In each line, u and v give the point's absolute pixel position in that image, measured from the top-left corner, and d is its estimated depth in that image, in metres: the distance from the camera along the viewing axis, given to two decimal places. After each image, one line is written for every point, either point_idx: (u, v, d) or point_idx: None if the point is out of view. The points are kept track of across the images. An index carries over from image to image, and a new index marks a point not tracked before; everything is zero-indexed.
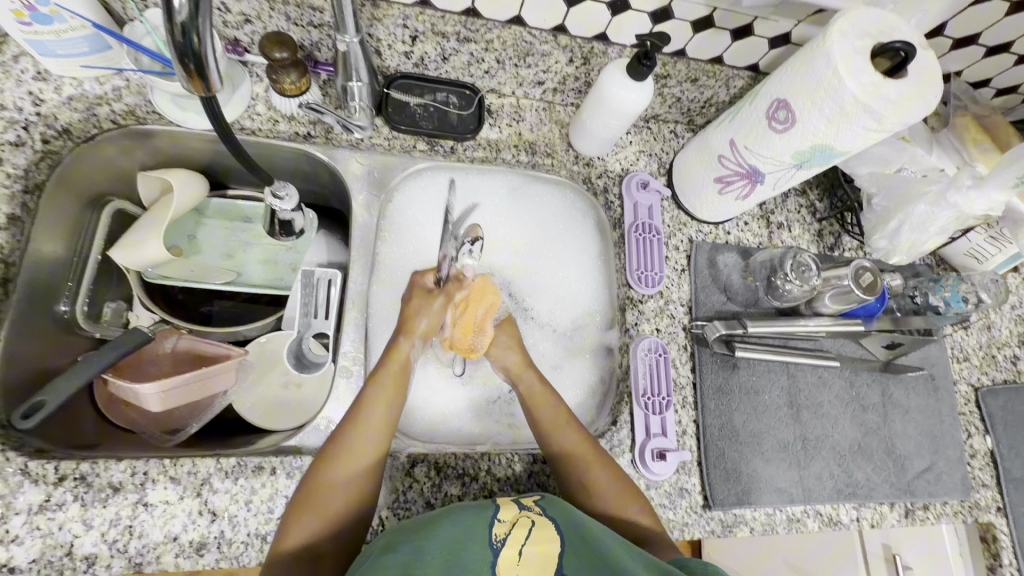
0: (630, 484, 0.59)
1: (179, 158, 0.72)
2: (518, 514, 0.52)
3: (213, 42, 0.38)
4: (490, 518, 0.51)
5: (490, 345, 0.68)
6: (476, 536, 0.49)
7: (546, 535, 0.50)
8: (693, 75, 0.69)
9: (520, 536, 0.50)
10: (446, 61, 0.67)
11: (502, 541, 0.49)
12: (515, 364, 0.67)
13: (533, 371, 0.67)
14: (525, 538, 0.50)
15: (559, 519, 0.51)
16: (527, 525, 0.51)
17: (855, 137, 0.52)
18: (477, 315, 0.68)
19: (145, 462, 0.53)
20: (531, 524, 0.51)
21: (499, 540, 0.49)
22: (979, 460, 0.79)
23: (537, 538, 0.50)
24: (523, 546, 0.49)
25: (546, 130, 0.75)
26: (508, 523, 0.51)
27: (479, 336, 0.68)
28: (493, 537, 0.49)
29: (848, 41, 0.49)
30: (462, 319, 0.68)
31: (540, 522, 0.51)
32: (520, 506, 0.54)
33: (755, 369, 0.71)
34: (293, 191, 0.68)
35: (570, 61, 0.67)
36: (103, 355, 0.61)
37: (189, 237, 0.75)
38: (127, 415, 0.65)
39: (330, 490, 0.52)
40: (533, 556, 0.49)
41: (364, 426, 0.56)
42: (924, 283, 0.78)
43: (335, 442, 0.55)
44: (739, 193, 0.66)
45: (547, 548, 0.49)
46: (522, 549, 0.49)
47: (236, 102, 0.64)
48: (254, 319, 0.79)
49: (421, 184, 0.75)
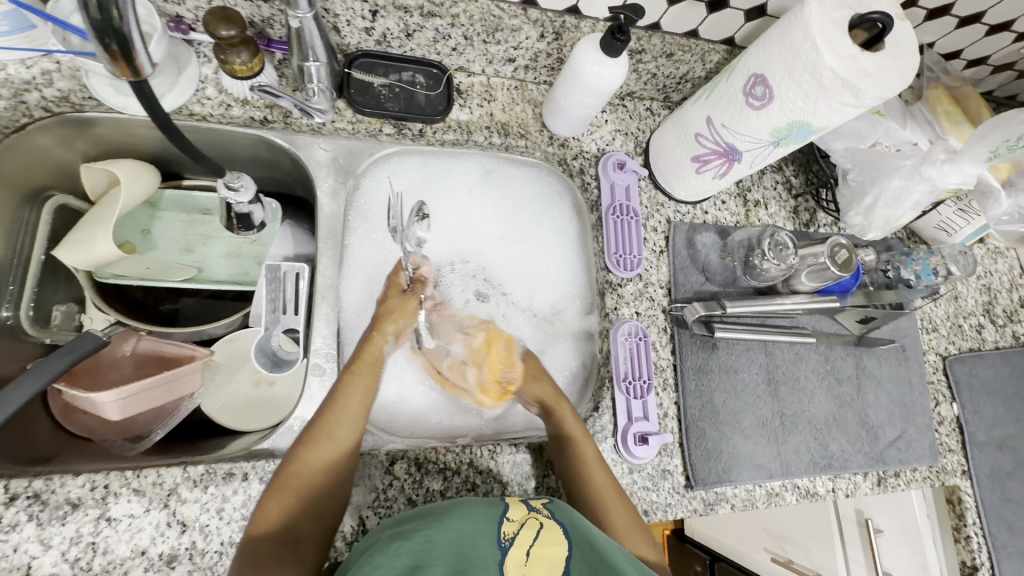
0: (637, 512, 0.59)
1: (125, 148, 0.67)
2: (527, 514, 0.51)
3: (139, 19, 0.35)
4: (500, 517, 0.50)
5: (522, 376, 0.67)
6: (486, 533, 0.48)
7: (553, 537, 0.50)
8: (668, 49, 0.67)
9: (527, 538, 0.49)
10: (410, 37, 0.64)
11: (511, 540, 0.48)
12: (546, 395, 0.65)
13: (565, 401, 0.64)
14: (533, 539, 0.49)
15: (568, 526, 0.51)
16: (535, 527, 0.50)
17: (832, 113, 0.50)
18: (501, 352, 0.70)
19: (104, 476, 0.50)
20: (539, 526, 0.50)
21: (508, 539, 0.48)
22: (946, 426, 0.81)
23: (546, 540, 0.49)
24: (531, 548, 0.48)
25: (518, 110, 0.72)
26: (517, 523, 0.50)
27: (509, 370, 0.68)
28: (503, 535, 0.48)
29: (824, 12, 0.47)
30: (490, 361, 0.70)
31: (547, 525, 0.51)
32: (529, 506, 0.53)
33: (733, 348, 0.71)
34: (249, 182, 0.64)
35: (541, 36, 0.64)
36: (54, 366, 0.55)
37: (142, 230, 0.70)
38: (85, 424, 0.61)
39: (315, 477, 0.51)
40: (540, 557, 0.48)
41: (352, 418, 0.55)
42: (896, 257, 0.79)
43: (321, 430, 0.53)
44: (716, 172, 0.64)
45: (554, 552, 0.48)
46: (529, 550, 0.48)
47: (183, 85, 0.60)
48: (219, 315, 0.76)
49: (390, 169, 0.71)
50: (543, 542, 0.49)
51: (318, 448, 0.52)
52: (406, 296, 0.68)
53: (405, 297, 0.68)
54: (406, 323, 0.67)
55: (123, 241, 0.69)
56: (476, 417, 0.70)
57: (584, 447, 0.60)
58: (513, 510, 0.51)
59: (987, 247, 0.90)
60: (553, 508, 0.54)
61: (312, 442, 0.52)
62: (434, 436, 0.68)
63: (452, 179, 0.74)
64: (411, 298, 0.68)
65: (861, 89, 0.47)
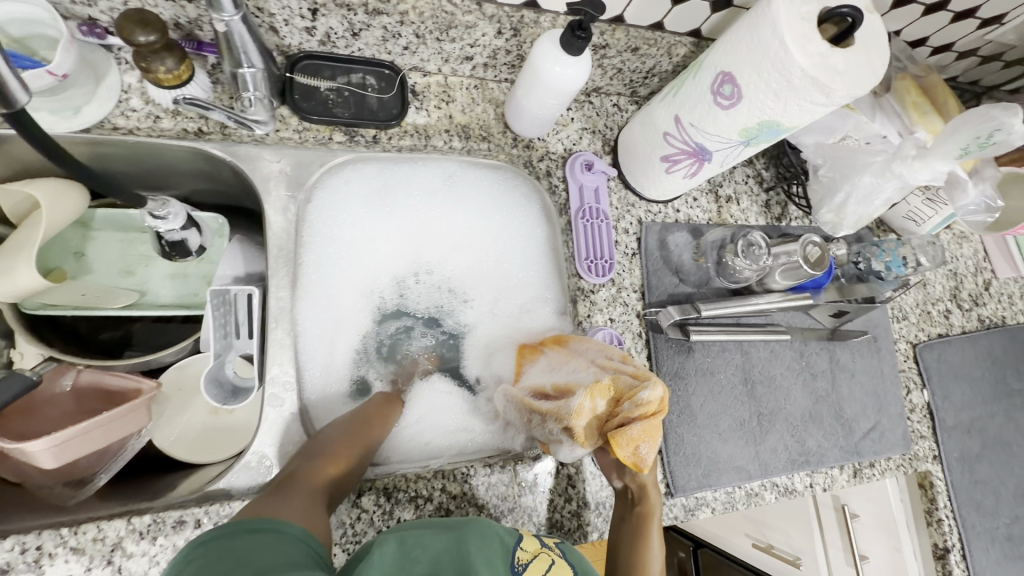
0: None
1: (46, 167, 0.61)
2: (539, 548, 0.50)
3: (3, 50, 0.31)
4: (514, 544, 0.48)
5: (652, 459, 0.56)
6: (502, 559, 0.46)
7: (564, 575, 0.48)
8: (633, 43, 0.64)
9: (541, 569, 0.47)
10: (356, 36, 0.59)
11: (524, 565, 0.47)
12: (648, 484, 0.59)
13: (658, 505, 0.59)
14: (546, 570, 0.47)
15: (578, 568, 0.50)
16: (547, 561, 0.48)
17: (803, 112, 0.48)
18: (655, 424, 0.54)
19: (36, 536, 0.46)
20: (550, 562, 0.49)
21: (522, 565, 0.46)
22: (918, 413, 0.82)
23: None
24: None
25: (479, 111, 0.68)
26: (530, 553, 0.48)
27: (647, 447, 0.55)
28: (516, 559, 0.47)
29: (793, 8, 0.45)
30: (641, 431, 0.54)
31: (559, 563, 0.49)
32: (543, 543, 0.51)
33: (709, 350, 0.70)
34: (177, 208, 0.60)
35: (499, 33, 0.60)
36: None
37: (74, 253, 0.64)
38: (17, 468, 0.54)
39: (351, 469, 0.52)
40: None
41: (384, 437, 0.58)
42: (866, 248, 0.79)
43: (368, 434, 0.56)
44: (686, 172, 0.62)
45: None
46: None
47: (103, 96, 0.54)
48: (169, 341, 0.71)
49: (344, 179, 0.67)
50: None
51: (361, 441, 0.55)
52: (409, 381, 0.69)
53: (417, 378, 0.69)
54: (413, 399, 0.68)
55: (53, 268, 0.63)
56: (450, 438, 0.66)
57: (649, 552, 0.56)
58: (528, 542, 0.50)
59: (952, 232, 0.91)
60: (564, 549, 0.52)
61: (358, 433, 0.55)
62: (411, 461, 0.64)
63: (413, 188, 0.70)
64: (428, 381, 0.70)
65: (832, 88, 0.45)
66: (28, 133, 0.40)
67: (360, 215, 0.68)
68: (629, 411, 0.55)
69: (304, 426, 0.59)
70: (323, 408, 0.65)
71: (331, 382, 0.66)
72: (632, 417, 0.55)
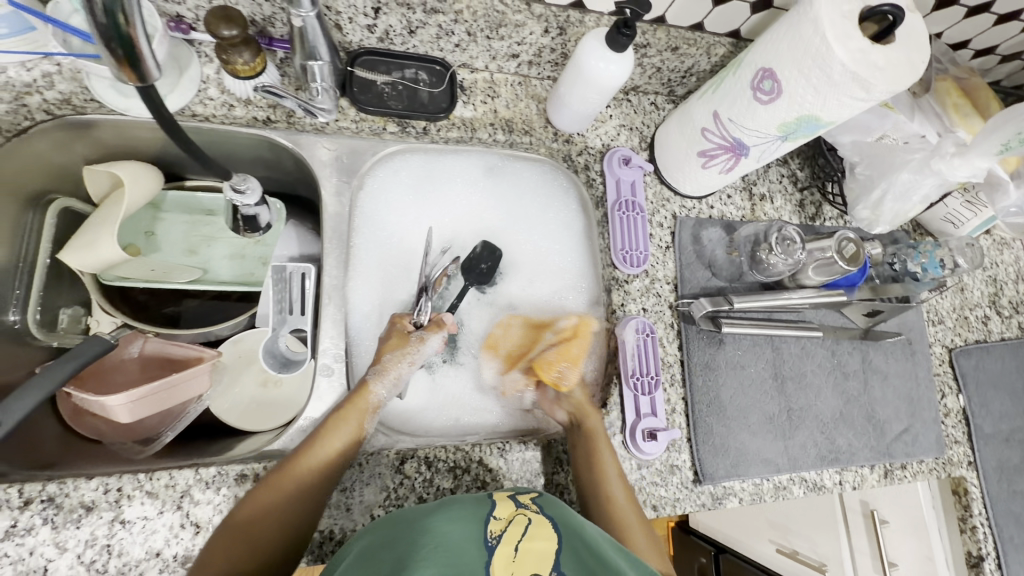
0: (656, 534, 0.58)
1: (127, 150, 0.66)
2: (515, 511, 0.50)
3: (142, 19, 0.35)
4: (487, 515, 0.48)
5: (576, 379, 0.66)
6: (472, 536, 0.45)
7: (541, 533, 0.48)
8: (674, 43, 0.66)
9: (515, 534, 0.47)
10: (413, 34, 0.63)
11: (497, 538, 0.46)
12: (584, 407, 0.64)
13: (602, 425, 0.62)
14: (521, 535, 0.47)
15: (557, 521, 0.50)
16: (524, 523, 0.48)
17: (842, 107, 0.50)
18: (579, 346, 0.69)
19: (117, 479, 0.51)
20: (527, 523, 0.49)
21: (494, 538, 0.46)
22: (953, 418, 0.81)
23: (535, 535, 0.47)
24: (519, 543, 0.46)
25: (522, 106, 0.71)
26: (503, 520, 0.48)
27: (567, 367, 0.67)
28: (489, 534, 0.46)
29: (836, 6, 0.47)
30: (563, 348, 0.69)
31: (537, 521, 0.49)
32: (516, 503, 0.52)
33: (740, 344, 0.71)
34: (255, 184, 0.64)
35: (546, 32, 0.63)
36: (73, 359, 0.56)
37: (145, 232, 0.70)
38: (94, 426, 0.62)
39: (262, 522, 0.49)
40: (528, 554, 0.46)
41: (328, 466, 0.54)
42: (902, 250, 0.79)
43: (283, 474, 0.52)
44: (722, 167, 0.64)
45: (541, 547, 0.47)
46: (517, 546, 0.46)
47: (184, 86, 0.59)
48: (225, 316, 0.75)
49: (393, 168, 0.71)
50: (532, 538, 0.47)
51: (275, 484, 0.51)
52: (409, 339, 0.65)
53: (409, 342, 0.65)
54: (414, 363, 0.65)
55: (128, 244, 0.68)
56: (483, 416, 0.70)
57: (605, 471, 0.58)
58: (501, 508, 0.50)
59: (992, 238, 0.90)
60: (541, 503, 0.52)
61: (268, 483, 0.51)
62: (446, 434, 0.68)
63: (455, 177, 0.74)
64: (415, 345, 0.65)
65: (872, 83, 0.46)
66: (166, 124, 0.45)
67: (406, 201, 0.73)
68: (551, 336, 0.71)
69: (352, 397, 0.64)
70: None
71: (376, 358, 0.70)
72: (553, 340, 0.70)
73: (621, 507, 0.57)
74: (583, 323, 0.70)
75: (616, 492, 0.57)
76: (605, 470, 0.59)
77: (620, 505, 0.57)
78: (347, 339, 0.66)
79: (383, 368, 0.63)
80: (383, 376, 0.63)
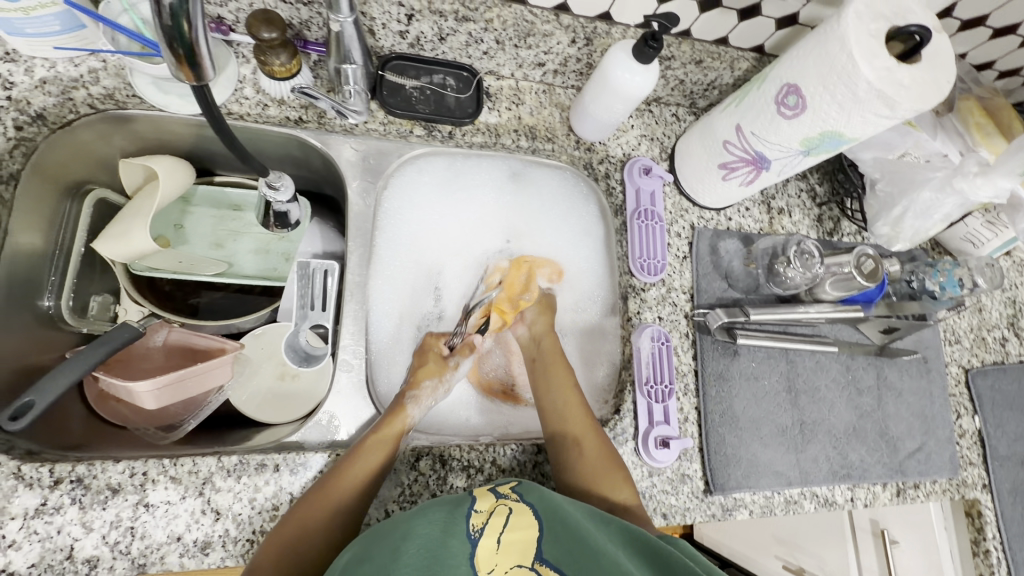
0: (614, 451, 0.62)
1: (162, 145, 0.68)
2: (495, 502, 0.52)
3: (203, 22, 0.36)
4: (467, 510, 0.51)
5: (534, 303, 0.75)
6: (451, 534, 0.48)
7: (523, 522, 0.51)
8: (698, 56, 0.67)
9: (497, 526, 0.50)
10: (443, 41, 0.65)
11: (480, 531, 0.49)
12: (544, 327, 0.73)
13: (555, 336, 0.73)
14: (503, 527, 0.50)
15: (538, 507, 0.52)
16: (505, 514, 0.51)
17: (866, 124, 0.51)
18: (518, 275, 0.76)
19: (143, 463, 0.52)
20: (507, 513, 0.51)
21: (477, 530, 0.49)
22: (968, 439, 0.80)
23: (516, 525, 0.50)
24: (501, 535, 0.50)
25: (546, 114, 0.73)
26: (485, 513, 0.51)
27: (524, 295, 0.76)
28: (470, 528, 0.49)
29: (862, 24, 0.47)
30: (507, 287, 0.77)
31: (517, 510, 0.52)
32: (497, 495, 0.54)
33: (755, 356, 0.71)
34: (289, 181, 0.65)
35: (573, 42, 0.65)
36: (110, 339, 0.59)
37: (175, 225, 0.71)
38: (119, 411, 0.64)
39: (311, 530, 0.51)
40: (511, 545, 0.50)
41: (369, 474, 0.55)
42: (920, 268, 0.79)
43: (331, 484, 0.53)
44: (743, 179, 0.65)
45: (523, 535, 0.50)
46: (500, 538, 0.50)
47: (223, 85, 0.61)
48: (247, 310, 0.77)
49: (417, 169, 0.73)
50: (514, 527, 0.50)
51: (325, 492, 0.53)
52: (446, 362, 0.70)
53: (445, 361, 0.70)
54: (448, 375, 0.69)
55: (158, 236, 0.70)
56: (495, 415, 0.72)
57: (557, 380, 0.68)
58: (481, 501, 0.52)
59: (1012, 259, 0.90)
60: (521, 491, 0.54)
61: (315, 496, 0.53)
62: (459, 433, 0.70)
63: (478, 181, 0.76)
64: (450, 364, 0.70)
65: (897, 102, 0.47)
66: (218, 129, 0.47)
67: (428, 203, 0.75)
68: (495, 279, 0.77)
69: (370, 394, 0.65)
70: (383, 379, 0.70)
71: (394, 354, 0.71)
72: (497, 283, 0.77)
73: (575, 414, 0.64)
74: (523, 258, 0.77)
75: (569, 403, 0.65)
76: (557, 387, 0.67)
77: (576, 415, 0.63)
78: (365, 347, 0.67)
79: (418, 392, 0.65)
80: (418, 399, 0.65)
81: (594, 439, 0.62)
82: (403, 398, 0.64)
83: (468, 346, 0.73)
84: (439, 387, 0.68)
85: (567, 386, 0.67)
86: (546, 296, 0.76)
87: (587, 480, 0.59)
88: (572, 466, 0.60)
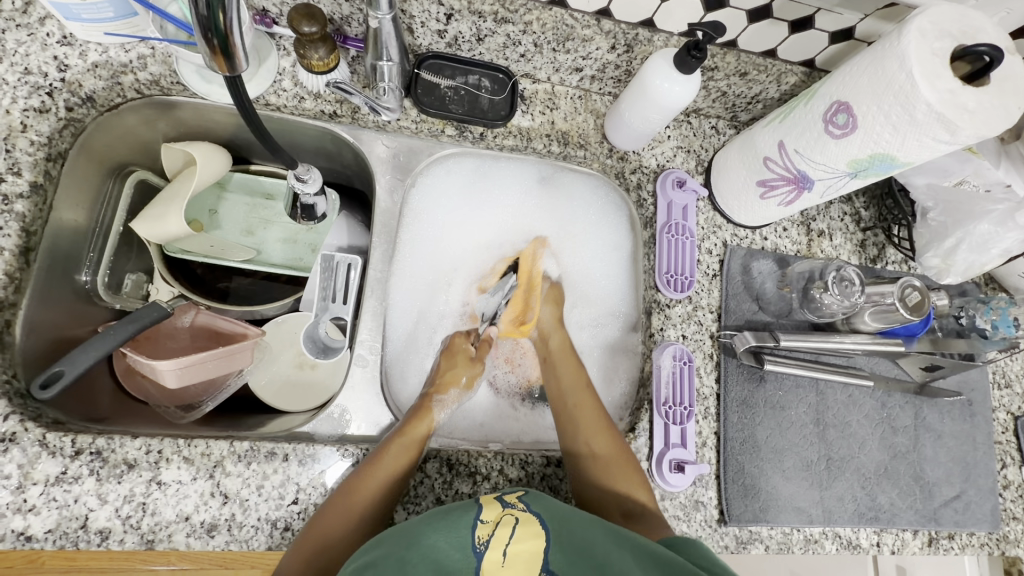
0: (628, 449, 0.61)
1: (202, 131, 0.70)
2: (502, 512, 0.50)
3: (238, 12, 0.37)
4: (473, 519, 0.49)
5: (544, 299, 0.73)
6: (457, 542, 0.47)
7: (529, 532, 0.49)
8: (743, 68, 0.64)
9: (503, 537, 0.48)
10: (480, 41, 0.64)
11: (485, 543, 0.47)
12: (551, 318, 0.72)
13: (563, 329, 0.72)
14: (508, 538, 0.48)
15: (543, 516, 0.51)
16: (511, 524, 0.49)
17: (922, 148, 0.48)
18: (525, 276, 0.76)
19: (159, 441, 0.53)
20: (514, 523, 0.49)
21: (482, 542, 0.47)
22: (1012, 491, 0.74)
23: (522, 536, 0.48)
24: (507, 546, 0.47)
25: (580, 120, 0.71)
26: (491, 524, 0.49)
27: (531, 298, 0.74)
28: (476, 539, 0.48)
29: (926, 42, 0.44)
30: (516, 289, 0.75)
31: (523, 519, 0.50)
32: (503, 503, 0.52)
33: (782, 383, 0.67)
34: (316, 174, 0.66)
35: (612, 48, 0.63)
36: (135, 321, 0.60)
37: (209, 210, 0.73)
38: (143, 388, 0.67)
39: (338, 537, 0.51)
40: (515, 557, 0.47)
41: (398, 474, 0.55)
42: (971, 304, 0.74)
43: (367, 481, 0.54)
44: (782, 199, 0.62)
45: (529, 548, 0.48)
46: (505, 550, 0.47)
47: (262, 76, 0.62)
48: (272, 298, 0.78)
49: (446, 169, 0.73)
50: (519, 541, 0.48)
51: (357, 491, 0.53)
52: (475, 363, 0.71)
53: (474, 363, 0.71)
54: (473, 384, 0.70)
55: (192, 219, 0.71)
56: (505, 422, 0.72)
57: (566, 374, 0.68)
58: (487, 510, 0.50)
59: None
60: (527, 500, 0.53)
61: (341, 501, 0.53)
62: (467, 438, 0.69)
63: (509, 182, 0.75)
64: (478, 365, 0.71)
65: (958, 126, 0.44)
66: (248, 119, 0.48)
67: (458, 203, 0.75)
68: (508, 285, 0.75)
69: (382, 390, 0.65)
70: (398, 377, 0.70)
71: (410, 353, 0.72)
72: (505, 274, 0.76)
73: (585, 414, 0.64)
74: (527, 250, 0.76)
75: (580, 399, 0.65)
76: (570, 383, 0.67)
77: (588, 414, 0.64)
78: (383, 334, 0.68)
79: (445, 396, 0.66)
80: (444, 402, 0.66)
81: (608, 438, 0.61)
82: (431, 398, 0.65)
83: (490, 344, 0.74)
84: (465, 392, 0.69)
85: (579, 381, 0.67)
86: (556, 285, 0.75)
87: (602, 478, 0.59)
88: (584, 474, 0.60)
